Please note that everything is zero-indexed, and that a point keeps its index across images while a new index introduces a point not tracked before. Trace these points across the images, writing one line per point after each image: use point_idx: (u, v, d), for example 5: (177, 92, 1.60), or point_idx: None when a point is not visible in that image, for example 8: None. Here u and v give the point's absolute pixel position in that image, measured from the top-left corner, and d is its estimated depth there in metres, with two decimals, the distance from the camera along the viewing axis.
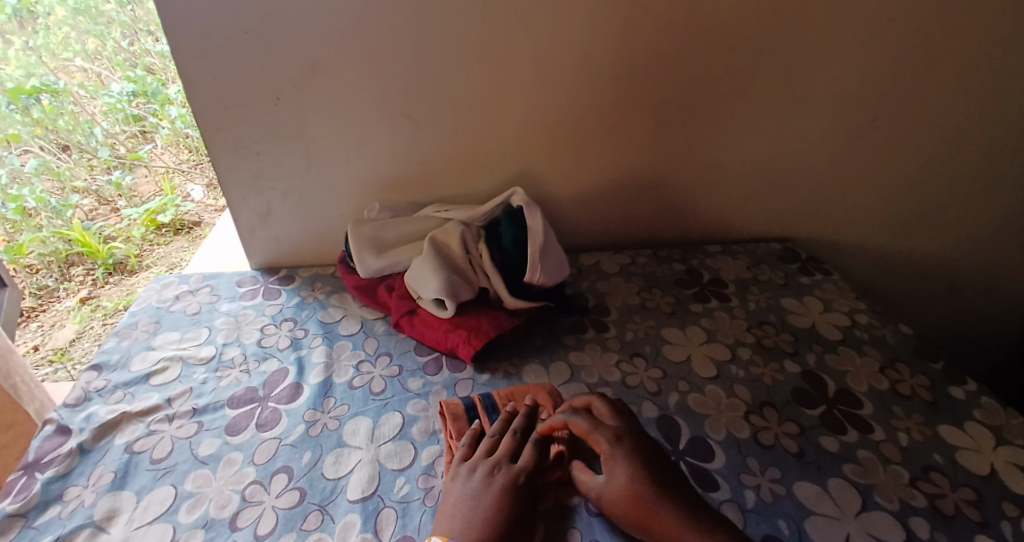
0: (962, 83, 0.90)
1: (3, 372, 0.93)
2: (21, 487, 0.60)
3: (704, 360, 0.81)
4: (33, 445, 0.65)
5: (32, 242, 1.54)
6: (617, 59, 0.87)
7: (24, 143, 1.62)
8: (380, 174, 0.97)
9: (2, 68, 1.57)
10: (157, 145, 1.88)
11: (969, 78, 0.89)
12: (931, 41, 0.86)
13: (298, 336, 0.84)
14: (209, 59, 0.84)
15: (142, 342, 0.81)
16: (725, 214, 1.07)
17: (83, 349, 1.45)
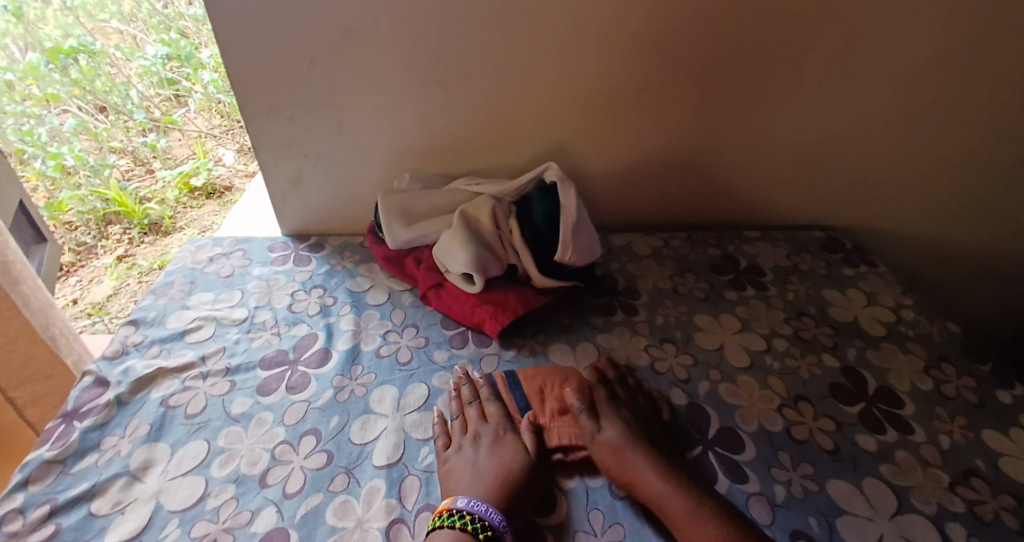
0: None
1: (42, 324, 0.95)
2: (60, 435, 0.62)
3: (737, 349, 0.79)
4: (73, 395, 0.67)
5: (71, 200, 1.58)
6: (660, 29, 0.83)
7: (63, 103, 1.69)
8: (411, 144, 0.96)
9: (40, 27, 1.69)
10: (190, 109, 1.89)
11: None
12: (1002, 18, 0.80)
13: (327, 302, 0.85)
14: (244, 20, 0.82)
15: (177, 301, 0.83)
16: (764, 198, 1.03)
17: (119, 304, 1.48)
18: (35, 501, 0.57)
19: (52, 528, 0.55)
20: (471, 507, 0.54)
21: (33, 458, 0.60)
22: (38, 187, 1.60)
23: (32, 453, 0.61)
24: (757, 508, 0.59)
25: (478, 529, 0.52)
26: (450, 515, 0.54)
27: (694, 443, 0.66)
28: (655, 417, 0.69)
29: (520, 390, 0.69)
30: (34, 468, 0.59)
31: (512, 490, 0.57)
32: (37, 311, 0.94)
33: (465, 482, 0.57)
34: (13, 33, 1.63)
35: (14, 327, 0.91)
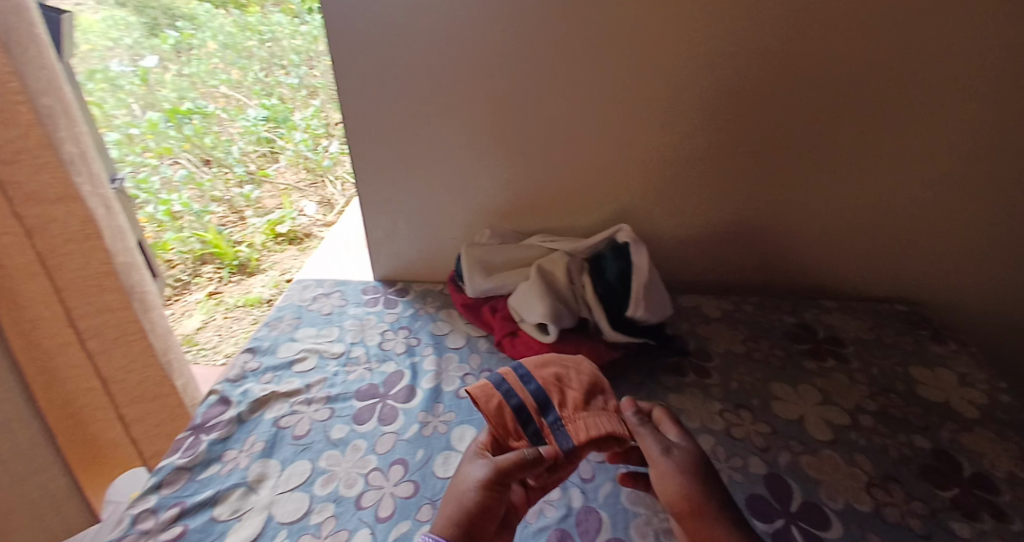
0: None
1: (162, 346, 1.04)
2: (189, 445, 0.71)
3: (819, 422, 0.79)
4: (201, 411, 0.76)
5: (175, 240, 1.79)
6: (731, 110, 0.91)
7: (174, 155, 1.95)
8: (494, 204, 1.05)
9: (160, 91, 1.94)
10: (281, 165, 2.08)
11: None
12: None
13: (412, 343, 0.92)
14: (363, 100, 0.97)
15: (286, 334, 0.92)
16: (833, 266, 1.04)
17: (207, 336, 1.66)
18: (166, 502, 0.64)
19: (179, 527, 0.61)
20: None
21: (165, 464, 0.69)
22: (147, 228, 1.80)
23: (166, 459, 0.70)
24: None
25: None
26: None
27: (775, 515, 0.66)
28: (734, 483, 0.70)
29: (535, 383, 0.69)
30: (167, 472, 0.67)
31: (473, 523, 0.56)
32: (160, 335, 1.03)
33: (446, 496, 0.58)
34: (136, 94, 1.89)
35: (140, 348, 1.00)
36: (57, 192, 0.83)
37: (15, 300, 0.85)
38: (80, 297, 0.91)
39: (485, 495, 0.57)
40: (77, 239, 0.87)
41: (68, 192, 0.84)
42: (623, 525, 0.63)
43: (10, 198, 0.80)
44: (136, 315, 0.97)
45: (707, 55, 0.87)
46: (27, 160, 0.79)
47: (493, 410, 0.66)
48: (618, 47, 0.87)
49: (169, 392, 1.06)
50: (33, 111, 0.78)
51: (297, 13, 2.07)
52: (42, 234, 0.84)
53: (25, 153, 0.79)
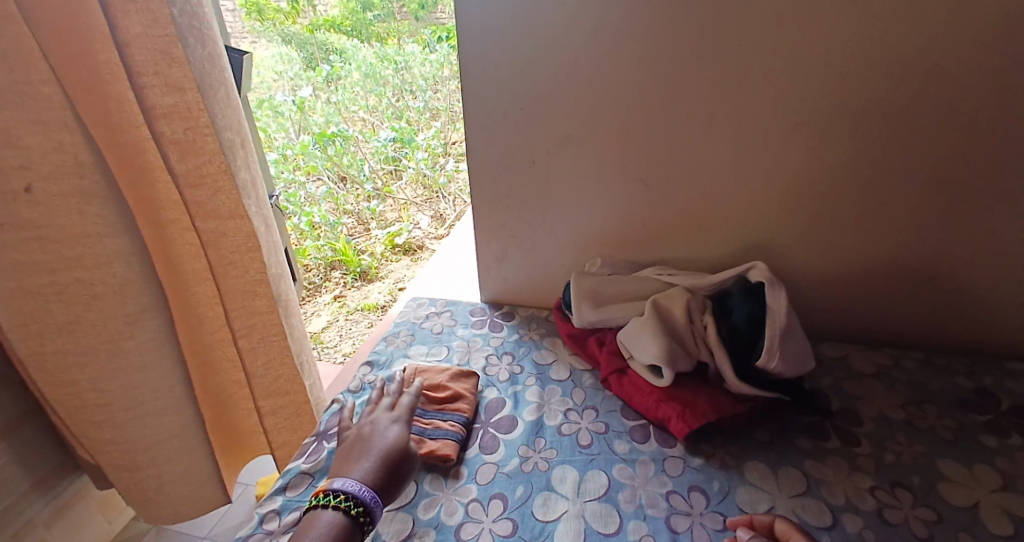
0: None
1: (297, 349, 1.04)
2: (312, 450, 0.74)
3: (1001, 514, 0.64)
4: (324, 419, 0.80)
5: (313, 247, 1.92)
6: (895, 140, 0.79)
7: (318, 173, 2.09)
8: (609, 233, 1.00)
9: (312, 116, 2.13)
10: (403, 182, 2.23)
11: None
12: None
13: (516, 371, 0.90)
14: (488, 128, 0.97)
15: (401, 350, 0.95)
16: (1020, 322, 0.87)
17: (331, 334, 1.76)
18: (290, 505, 0.67)
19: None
20: (353, 487, 0.62)
21: (292, 467, 0.72)
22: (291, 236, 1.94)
23: (292, 462, 0.73)
24: None
25: (355, 510, 0.60)
26: (325, 495, 0.62)
27: None
28: None
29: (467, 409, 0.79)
30: (294, 475, 0.71)
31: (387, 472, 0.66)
32: (297, 338, 1.04)
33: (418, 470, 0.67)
34: (293, 119, 2.09)
35: (279, 349, 1.01)
36: (229, 211, 0.87)
37: (184, 301, 0.90)
38: (236, 301, 0.93)
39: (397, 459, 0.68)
40: (241, 253, 0.90)
41: (238, 211, 0.88)
42: None
43: (192, 215, 0.84)
44: (280, 319, 0.98)
45: (869, 80, 0.77)
46: (209, 184, 0.83)
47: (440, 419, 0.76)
48: (763, 72, 0.80)
49: (299, 390, 1.06)
50: (216, 141, 0.83)
51: (429, 43, 2.19)
52: (215, 248, 0.87)
53: (208, 176, 0.83)
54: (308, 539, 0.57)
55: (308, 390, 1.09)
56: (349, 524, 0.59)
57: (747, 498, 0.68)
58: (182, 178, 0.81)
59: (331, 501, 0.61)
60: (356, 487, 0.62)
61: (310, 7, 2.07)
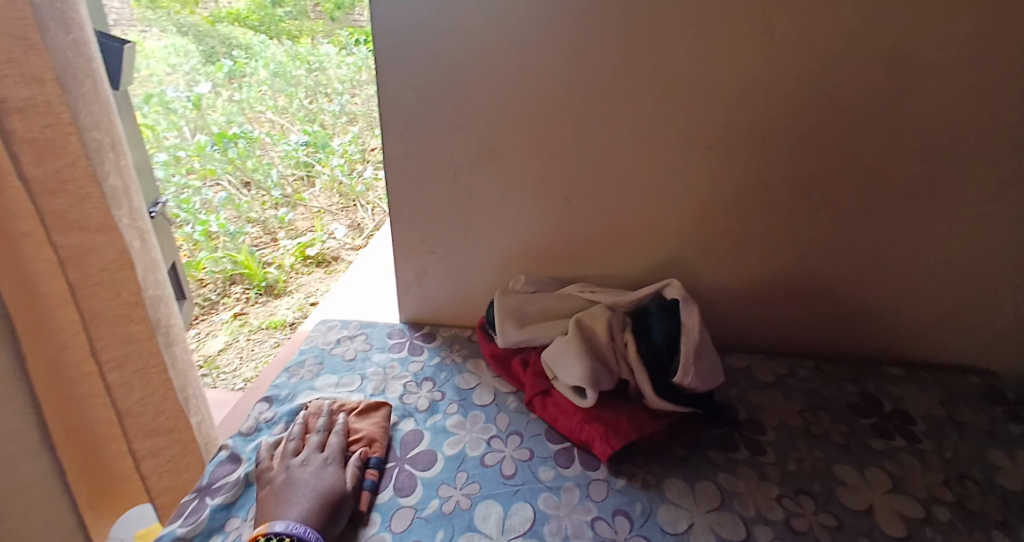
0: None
1: (182, 383, 0.94)
2: (193, 510, 0.65)
3: (892, 516, 0.68)
4: (209, 470, 0.71)
5: (208, 259, 1.76)
6: (796, 163, 0.84)
7: (218, 177, 1.94)
8: (531, 250, 0.99)
9: (211, 114, 1.98)
10: (316, 189, 2.10)
11: None
12: None
13: (436, 398, 0.86)
14: (407, 140, 0.93)
15: (306, 382, 0.87)
16: (898, 331, 0.95)
17: (228, 358, 1.62)
18: None
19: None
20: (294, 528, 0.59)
21: (166, 533, 0.63)
22: (183, 246, 1.78)
23: (167, 526, 0.64)
24: None
25: None
26: (265, 540, 0.58)
27: None
28: None
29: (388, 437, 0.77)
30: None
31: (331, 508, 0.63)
32: (181, 371, 0.94)
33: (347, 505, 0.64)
34: (188, 117, 1.93)
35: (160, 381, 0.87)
36: (98, 223, 0.74)
37: (38, 328, 0.76)
38: (107, 328, 0.79)
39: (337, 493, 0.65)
40: (110, 270, 0.77)
41: (109, 222, 0.75)
42: None
43: (46, 226, 0.70)
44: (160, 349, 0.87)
45: (773, 105, 0.81)
46: (73, 191, 0.70)
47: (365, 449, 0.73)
48: (676, 94, 0.82)
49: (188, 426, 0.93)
50: (81, 141, 0.70)
51: (346, 45, 2.11)
52: (78, 265, 0.73)
53: (70, 181, 0.70)
54: None
55: (195, 427, 0.98)
56: None
57: (668, 518, 0.68)
58: (37, 184, 0.67)
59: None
60: (301, 528, 0.59)
61: None
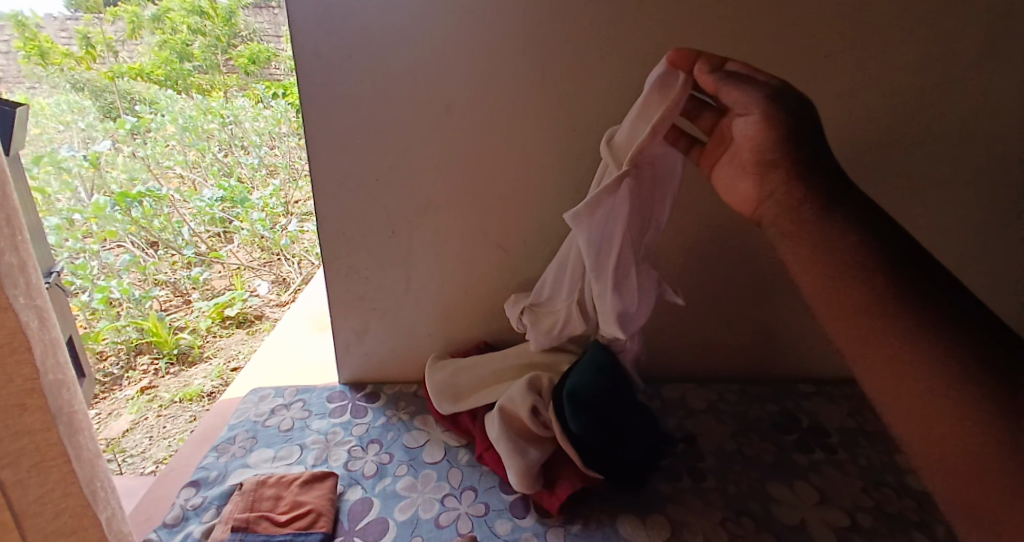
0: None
1: (88, 478, 0.57)
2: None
3: (823, 526, 0.73)
4: None
5: (109, 330, 1.60)
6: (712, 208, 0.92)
7: (119, 238, 1.78)
8: (473, 300, 1.00)
9: (110, 172, 1.80)
10: (235, 245, 2.06)
11: None
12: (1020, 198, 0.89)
13: (384, 461, 0.83)
14: (343, 198, 0.93)
15: (238, 459, 0.82)
16: (814, 355, 1.03)
17: (134, 440, 1.44)
18: None
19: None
20: None
21: None
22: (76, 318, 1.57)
23: None
24: None
25: None
26: None
27: None
28: None
29: (329, 502, 0.73)
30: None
31: None
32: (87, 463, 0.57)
33: None
34: (84, 176, 1.70)
35: None
36: None
37: None
38: None
39: None
40: None
41: None
42: None
43: None
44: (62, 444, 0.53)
45: None
46: None
47: (306, 523, 0.69)
48: (599, 148, 0.88)
49: None
50: None
51: (262, 98, 2.16)
52: None
53: None
54: None
55: (102, 520, 0.58)
56: None
57: None
58: None
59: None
60: None
61: (110, 54, 1.85)
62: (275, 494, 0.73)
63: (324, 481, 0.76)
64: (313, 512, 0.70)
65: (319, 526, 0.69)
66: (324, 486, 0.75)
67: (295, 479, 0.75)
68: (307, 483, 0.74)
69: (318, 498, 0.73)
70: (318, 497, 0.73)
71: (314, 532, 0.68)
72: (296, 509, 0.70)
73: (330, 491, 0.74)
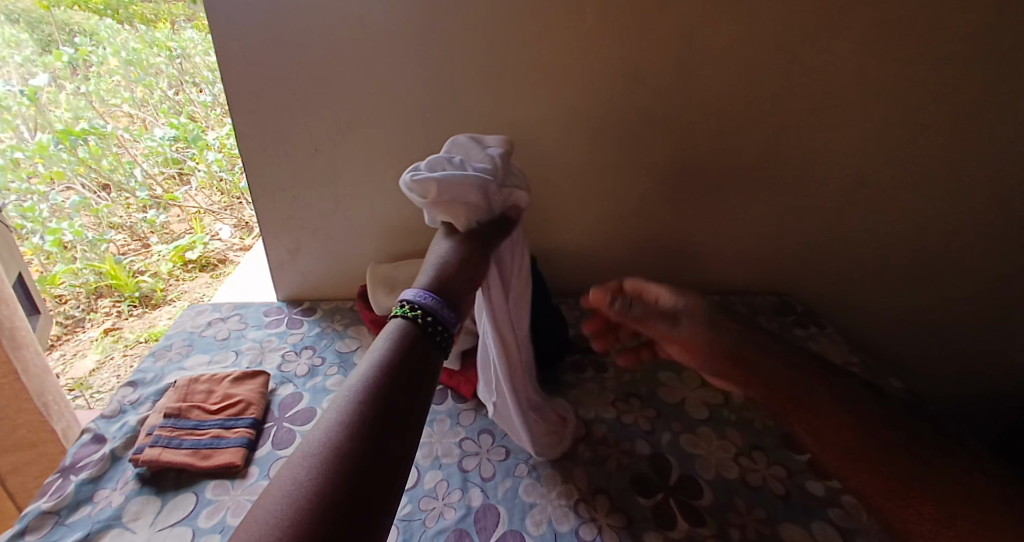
0: (957, 148, 0.95)
1: None
2: (56, 488, 0.66)
3: (698, 404, 0.84)
4: (72, 451, 0.71)
5: (66, 273, 1.61)
6: (625, 127, 0.95)
7: (68, 180, 1.69)
8: (400, 219, 1.05)
9: (52, 110, 1.65)
10: (192, 187, 1.95)
11: (955, 150, 0.95)
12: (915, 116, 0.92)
13: (316, 363, 0.90)
14: (263, 117, 0.95)
15: (175, 363, 0.88)
16: (725, 269, 1.11)
17: (102, 379, 1.56)
18: None
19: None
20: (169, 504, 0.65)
21: (30, 510, 0.64)
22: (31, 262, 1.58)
23: (30, 505, 0.65)
24: None
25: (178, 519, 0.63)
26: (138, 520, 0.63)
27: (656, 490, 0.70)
28: (621, 466, 0.73)
29: (261, 395, 0.80)
30: (30, 519, 0.63)
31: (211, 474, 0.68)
32: None
33: (222, 466, 0.69)
34: (25, 115, 1.59)
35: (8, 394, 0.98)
36: None
37: None
38: None
39: (212, 459, 0.69)
40: None
41: None
42: (520, 516, 0.66)
43: None
44: None
45: (596, 75, 0.90)
46: None
47: (236, 411, 0.76)
48: (510, 64, 0.90)
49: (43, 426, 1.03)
50: None
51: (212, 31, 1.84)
52: None
53: None
54: None
55: None
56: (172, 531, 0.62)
57: None
58: None
59: (406, 311, 0.51)
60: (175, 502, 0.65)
61: None
62: (209, 388, 0.79)
63: (257, 378, 0.82)
64: (243, 402, 0.77)
65: (248, 413, 0.76)
66: (256, 381, 0.82)
67: (230, 376, 0.82)
68: (240, 380, 0.81)
69: (250, 391, 0.80)
70: (249, 391, 0.79)
71: (244, 418, 0.75)
72: (227, 400, 0.77)
73: (262, 385, 0.81)
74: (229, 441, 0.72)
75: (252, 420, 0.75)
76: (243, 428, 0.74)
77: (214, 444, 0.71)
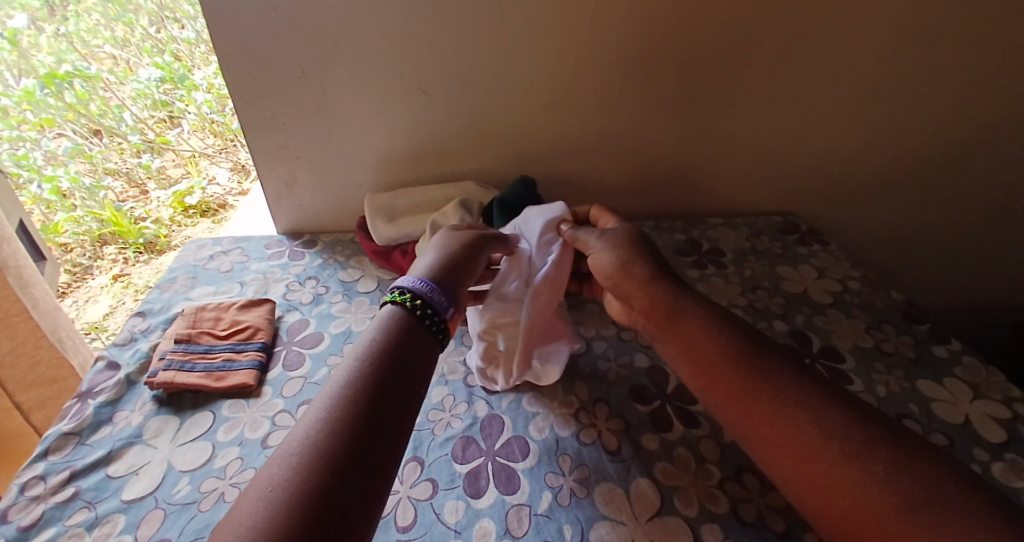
0: (981, 50, 0.89)
1: None
2: (76, 411, 0.69)
3: None
4: (88, 377, 0.74)
5: (67, 221, 1.62)
6: (624, 37, 0.89)
7: (58, 127, 1.67)
8: (396, 145, 1.02)
9: (35, 54, 1.61)
10: (185, 129, 1.85)
11: (980, 51, 0.89)
12: (940, 15, 0.86)
13: (320, 292, 0.91)
14: (243, 37, 0.91)
15: (180, 294, 0.89)
16: (729, 190, 1.09)
17: (116, 322, 1.54)
18: (55, 467, 0.63)
19: (73, 488, 0.61)
20: (187, 421, 0.68)
21: (52, 432, 0.67)
22: (33, 211, 1.58)
23: (53, 427, 0.68)
24: (707, 448, 0.66)
25: (197, 435, 0.66)
26: (159, 437, 0.66)
27: (654, 398, 0.72)
28: (620, 377, 0.75)
29: (269, 322, 0.82)
30: (53, 439, 0.66)
31: (226, 394, 0.71)
32: None
33: (235, 387, 0.71)
34: (7, 60, 1.56)
35: (24, 330, 1.01)
36: None
37: None
38: None
39: (225, 381, 0.72)
40: None
41: None
42: (523, 424, 0.69)
43: None
44: None
45: None
46: None
47: (244, 336, 0.78)
48: None
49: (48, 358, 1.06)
50: None
51: None
52: None
53: None
54: (153, 465, 0.63)
55: None
56: (194, 446, 0.65)
57: None
58: None
59: (399, 299, 0.60)
60: (192, 420, 0.68)
61: None
62: (218, 315, 0.81)
63: (263, 306, 0.84)
64: (251, 328, 0.79)
65: (257, 338, 0.78)
66: (263, 309, 0.83)
67: (237, 304, 0.83)
68: (247, 308, 0.83)
69: (258, 318, 0.81)
70: (257, 318, 0.81)
71: (253, 343, 0.77)
72: (236, 326, 0.79)
73: (269, 311, 0.83)
74: (240, 364, 0.74)
75: (262, 343, 0.77)
76: (253, 352, 0.76)
77: (226, 367, 0.74)
